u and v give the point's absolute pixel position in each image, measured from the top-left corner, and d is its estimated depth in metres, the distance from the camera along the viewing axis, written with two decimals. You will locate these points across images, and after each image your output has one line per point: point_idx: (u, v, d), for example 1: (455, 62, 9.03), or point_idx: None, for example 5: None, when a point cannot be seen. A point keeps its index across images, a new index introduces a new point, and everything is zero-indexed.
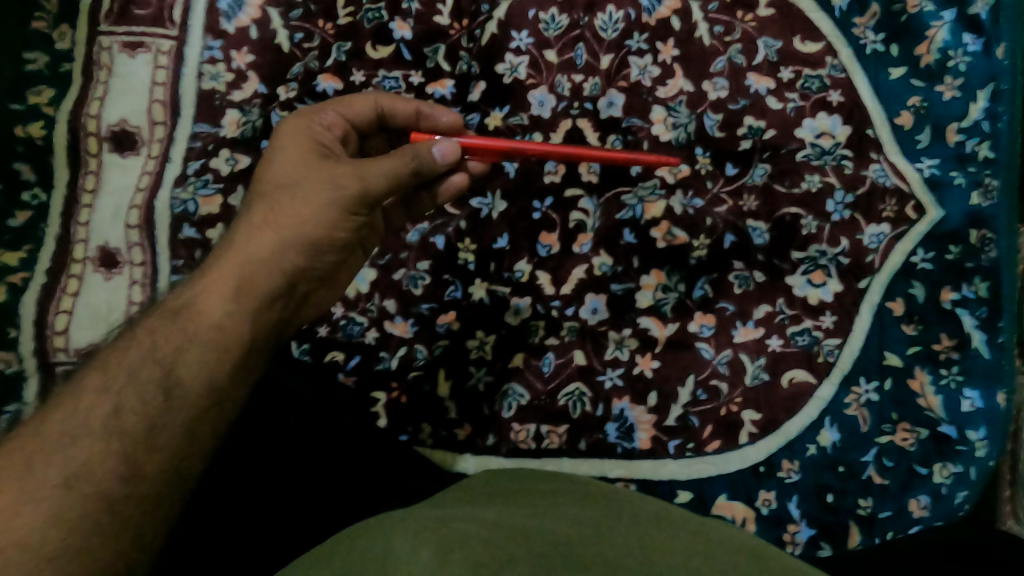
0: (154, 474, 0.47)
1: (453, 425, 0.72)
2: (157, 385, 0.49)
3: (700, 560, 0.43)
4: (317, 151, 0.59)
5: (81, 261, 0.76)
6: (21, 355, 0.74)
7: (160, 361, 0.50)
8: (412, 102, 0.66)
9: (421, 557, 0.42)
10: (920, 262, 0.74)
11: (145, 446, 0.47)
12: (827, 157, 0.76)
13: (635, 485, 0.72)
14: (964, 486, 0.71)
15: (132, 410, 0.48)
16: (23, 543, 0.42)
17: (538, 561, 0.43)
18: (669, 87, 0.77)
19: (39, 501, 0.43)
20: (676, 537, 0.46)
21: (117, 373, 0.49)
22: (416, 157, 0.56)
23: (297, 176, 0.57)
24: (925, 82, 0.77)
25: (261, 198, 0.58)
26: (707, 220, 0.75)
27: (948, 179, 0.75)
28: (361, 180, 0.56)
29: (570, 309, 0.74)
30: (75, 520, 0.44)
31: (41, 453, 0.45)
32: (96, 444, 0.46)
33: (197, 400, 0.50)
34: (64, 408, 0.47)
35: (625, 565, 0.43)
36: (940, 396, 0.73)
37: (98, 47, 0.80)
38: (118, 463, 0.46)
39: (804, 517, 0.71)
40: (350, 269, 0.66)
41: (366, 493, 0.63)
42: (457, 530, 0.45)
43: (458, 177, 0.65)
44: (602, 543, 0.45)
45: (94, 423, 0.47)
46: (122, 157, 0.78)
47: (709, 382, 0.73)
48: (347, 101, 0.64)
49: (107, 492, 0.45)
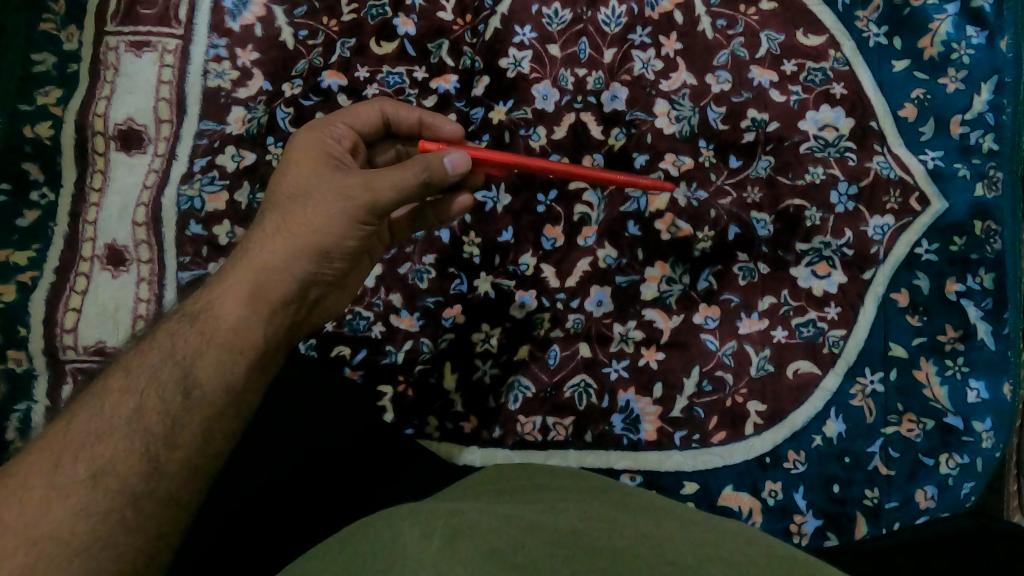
0: (173, 472, 0.47)
1: (459, 418, 0.72)
2: (175, 386, 0.49)
3: (706, 552, 0.43)
4: (329, 164, 0.59)
5: (90, 259, 0.77)
6: (31, 353, 0.74)
7: (179, 363, 0.50)
8: (415, 110, 0.66)
9: (445, 550, 0.42)
10: (925, 254, 0.74)
11: (165, 444, 0.47)
12: (831, 149, 0.76)
13: (640, 477, 0.72)
14: (970, 477, 0.70)
15: (154, 410, 0.48)
16: (52, 537, 0.42)
17: (551, 556, 0.42)
18: (673, 81, 0.78)
19: (69, 496, 0.43)
20: (684, 532, 0.46)
21: (139, 376, 0.49)
22: (427, 168, 0.56)
23: (309, 187, 0.58)
24: (928, 74, 0.77)
25: (275, 209, 0.58)
26: (711, 212, 0.75)
27: (952, 171, 0.75)
28: (369, 190, 0.56)
29: (575, 301, 0.74)
30: (100, 515, 0.44)
31: (67, 450, 0.45)
32: (121, 443, 0.46)
33: (213, 400, 0.50)
34: (88, 407, 0.48)
35: (643, 559, 0.42)
36: (945, 387, 0.73)
37: (105, 47, 0.80)
38: (139, 460, 0.46)
39: (810, 507, 0.71)
40: (358, 276, 0.66)
41: (371, 485, 0.64)
42: (466, 522, 0.46)
43: (462, 200, 0.66)
44: (618, 534, 0.45)
45: (115, 422, 0.47)
46: (130, 155, 0.79)
47: (714, 373, 0.73)
48: (353, 110, 0.65)
49: (129, 488, 0.45)
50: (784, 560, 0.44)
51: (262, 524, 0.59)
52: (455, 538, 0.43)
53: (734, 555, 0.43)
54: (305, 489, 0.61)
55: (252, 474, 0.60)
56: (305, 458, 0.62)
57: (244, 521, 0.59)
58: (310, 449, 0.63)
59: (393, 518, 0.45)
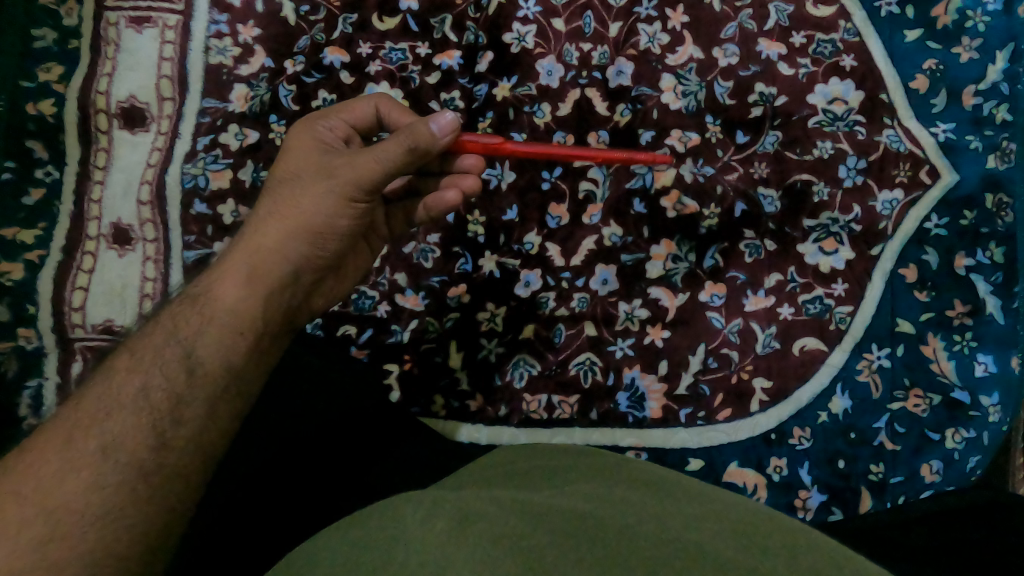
0: (180, 448, 0.46)
1: (465, 397, 0.72)
2: (178, 364, 0.48)
3: (704, 529, 0.43)
4: (320, 150, 0.59)
5: (95, 238, 0.76)
6: (41, 331, 0.74)
7: (180, 343, 0.49)
8: (407, 115, 0.64)
9: (452, 531, 0.42)
10: (934, 228, 0.74)
11: (170, 419, 0.47)
12: (840, 123, 0.75)
13: (646, 453, 0.72)
14: (976, 450, 0.70)
15: (158, 386, 0.47)
16: (70, 504, 0.42)
17: (558, 542, 0.41)
18: (679, 55, 0.76)
19: (81, 467, 0.43)
20: (682, 511, 0.46)
21: (143, 353, 0.49)
22: (410, 144, 0.54)
23: (298, 171, 0.57)
24: (941, 44, 0.76)
25: (267, 197, 0.58)
26: (717, 188, 0.75)
27: (964, 144, 0.75)
28: (353, 167, 0.55)
29: (581, 280, 0.74)
30: (111, 487, 0.43)
31: (81, 423, 0.45)
32: (129, 419, 0.46)
33: (217, 378, 0.49)
34: (96, 386, 0.47)
35: (653, 544, 0.41)
36: (952, 362, 0.72)
37: (105, 22, 0.79)
38: (145, 434, 0.45)
39: (815, 483, 0.71)
40: (358, 262, 0.65)
41: (376, 456, 0.64)
42: (476, 506, 0.45)
43: (450, 195, 0.64)
44: (626, 516, 0.44)
45: (122, 398, 0.46)
46: (133, 134, 0.78)
47: (719, 350, 0.73)
48: (348, 105, 0.63)
49: (138, 459, 0.45)
50: (772, 534, 0.43)
51: (267, 508, 0.58)
52: (463, 520, 0.43)
53: (738, 538, 0.42)
54: (309, 468, 0.61)
55: (253, 456, 0.60)
56: (307, 436, 0.63)
57: (244, 499, 0.58)
58: (308, 432, 0.63)
59: (409, 503, 0.45)
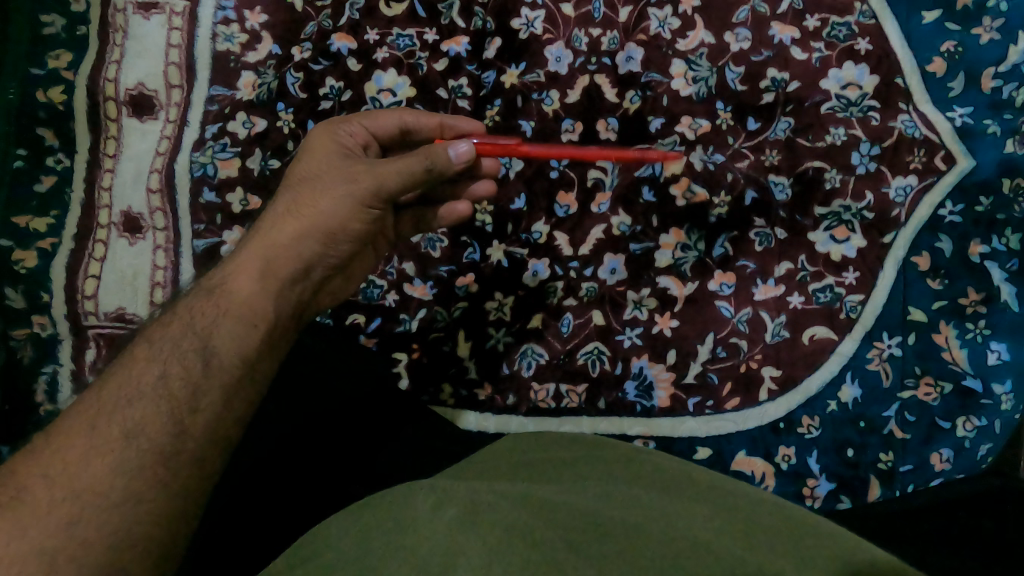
0: (199, 434, 0.44)
1: (473, 385, 0.73)
2: (195, 354, 0.46)
3: (719, 523, 0.42)
4: (339, 153, 0.59)
5: (107, 226, 0.77)
6: (54, 318, 0.74)
7: (198, 334, 0.47)
8: (435, 117, 0.64)
9: (471, 525, 0.41)
10: (949, 215, 0.73)
11: (188, 409, 0.44)
12: (854, 108, 0.74)
13: (654, 442, 0.72)
14: (987, 439, 0.70)
15: (177, 376, 0.45)
16: (92, 490, 0.40)
17: (573, 539, 0.40)
18: (690, 39, 0.76)
19: (104, 455, 0.41)
20: (696, 504, 0.45)
21: (161, 345, 0.47)
22: (431, 157, 0.54)
23: (321, 173, 0.57)
24: (960, 25, 0.75)
25: (284, 195, 0.57)
26: (728, 176, 0.74)
27: (981, 128, 0.73)
28: (374, 177, 0.55)
29: (589, 269, 0.74)
30: (133, 471, 0.41)
31: (103, 413, 0.43)
32: (150, 407, 0.44)
33: (233, 365, 0.47)
34: (114, 377, 0.46)
35: (663, 539, 0.41)
36: (965, 350, 0.71)
37: (113, 9, 0.79)
38: (163, 423, 0.43)
39: (823, 471, 0.71)
40: (365, 263, 0.64)
41: (380, 444, 0.64)
42: (491, 498, 0.44)
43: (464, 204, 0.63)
44: (642, 512, 0.43)
45: (141, 387, 0.44)
46: (142, 121, 0.78)
47: (728, 340, 0.73)
48: (373, 113, 0.63)
49: (157, 447, 0.43)
50: (784, 530, 0.42)
51: (275, 501, 0.58)
52: (476, 513, 0.42)
53: (749, 532, 0.41)
54: (315, 458, 0.62)
55: (257, 444, 0.60)
56: (315, 422, 0.63)
57: (252, 494, 0.58)
58: (313, 418, 0.63)
59: (428, 496, 0.44)
